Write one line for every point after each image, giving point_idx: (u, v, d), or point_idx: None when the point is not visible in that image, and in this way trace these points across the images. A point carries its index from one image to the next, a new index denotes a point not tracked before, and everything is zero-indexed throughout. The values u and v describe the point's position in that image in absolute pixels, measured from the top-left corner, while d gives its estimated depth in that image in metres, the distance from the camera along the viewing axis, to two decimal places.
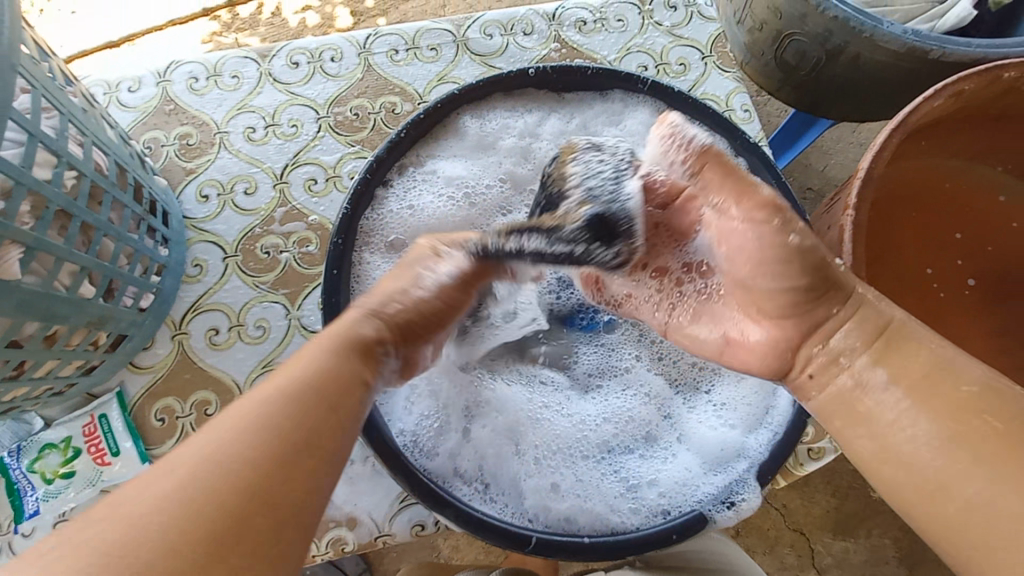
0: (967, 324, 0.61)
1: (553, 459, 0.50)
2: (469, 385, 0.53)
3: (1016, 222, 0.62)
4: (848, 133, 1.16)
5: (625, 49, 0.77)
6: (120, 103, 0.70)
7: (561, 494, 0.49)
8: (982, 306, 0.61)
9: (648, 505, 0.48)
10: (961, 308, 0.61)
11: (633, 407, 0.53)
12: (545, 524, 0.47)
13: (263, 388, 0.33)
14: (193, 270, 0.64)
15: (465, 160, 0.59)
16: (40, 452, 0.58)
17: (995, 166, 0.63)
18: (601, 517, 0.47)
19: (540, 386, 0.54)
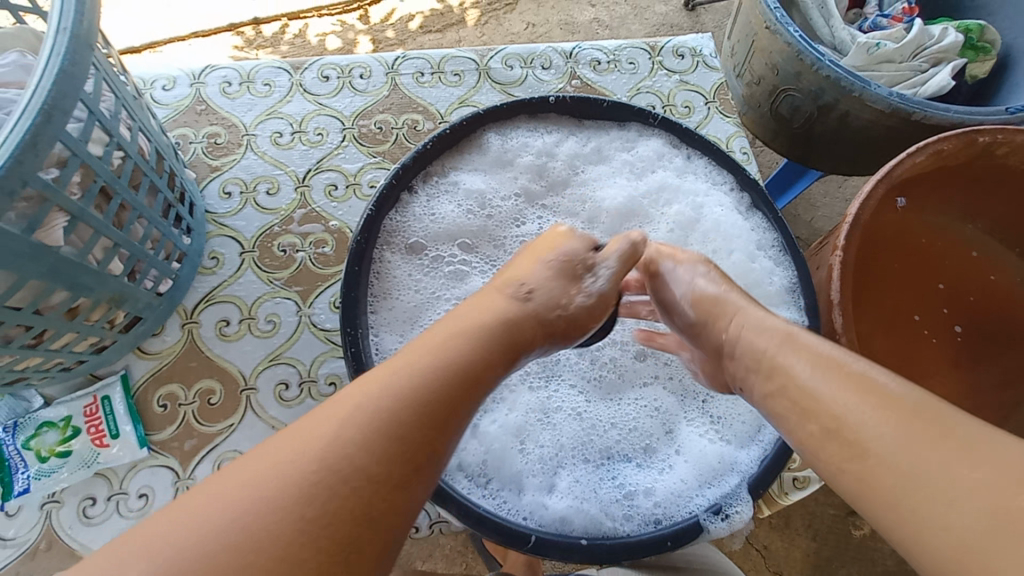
0: (957, 370, 0.64)
1: (556, 461, 0.52)
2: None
3: (993, 274, 0.67)
4: (834, 188, 1.23)
5: (635, 88, 0.82)
6: (154, 99, 0.73)
7: (559, 494, 0.50)
8: (960, 350, 0.65)
9: (642, 513, 0.49)
10: (950, 355, 0.65)
11: (639, 418, 0.55)
12: (540, 522, 0.48)
13: (405, 403, 0.32)
14: (210, 262, 0.66)
15: (485, 174, 0.63)
16: (38, 429, 0.57)
17: (971, 222, 0.68)
18: (597, 520, 0.48)
19: (565, 390, 0.56)
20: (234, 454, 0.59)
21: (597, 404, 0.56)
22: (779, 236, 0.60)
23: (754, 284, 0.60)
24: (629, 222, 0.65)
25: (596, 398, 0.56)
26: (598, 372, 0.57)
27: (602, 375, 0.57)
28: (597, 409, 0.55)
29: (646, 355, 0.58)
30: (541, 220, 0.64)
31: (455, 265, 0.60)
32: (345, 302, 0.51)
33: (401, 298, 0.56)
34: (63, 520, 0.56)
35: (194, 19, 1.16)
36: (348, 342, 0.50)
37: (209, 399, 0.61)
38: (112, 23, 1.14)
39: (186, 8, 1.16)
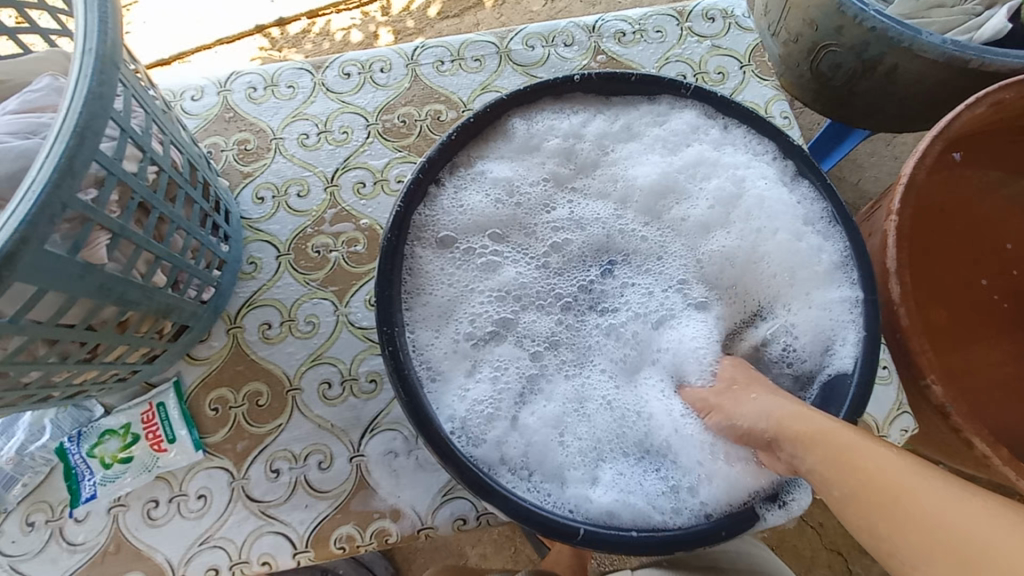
0: (994, 325, 0.66)
1: (593, 454, 0.52)
2: (519, 378, 0.55)
3: (1011, 222, 0.69)
4: (883, 147, 1.15)
5: (664, 58, 0.79)
6: (185, 110, 0.75)
7: (601, 486, 0.50)
8: (1004, 321, 0.66)
9: (690, 507, 0.49)
10: (985, 311, 0.67)
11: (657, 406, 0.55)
12: (586, 516, 0.48)
13: None
14: (248, 267, 0.67)
15: (512, 162, 0.62)
16: (101, 437, 0.61)
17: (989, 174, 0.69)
18: (645, 513, 0.48)
19: (600, 378, 0.56)
20: (285, 454, 0.61)
21: (630, 391, 0.56)
22: (830, 206, 0.56)
23: (802, 262, 0.57)
24: (664, 201, 0.62)
25: (621, 384, 0.56)
26: (624, 354, 0.57)
27: (626, 356, 0.57)
28: (625, 396, 0.55)
29: (666, 329, 0.58)
30: (571, 205, 0.62)
31: (487, 256, 0.59)
32: (379, 301, 0.51)
33: (435, 293, 0.56)
34: (129, 522, 0.59)
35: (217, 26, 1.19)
36: (384, 341, 0.50)
37: (257, 401, 0.63)
38: (145, 36, 1.19)
39: (210, 16, 1.20)
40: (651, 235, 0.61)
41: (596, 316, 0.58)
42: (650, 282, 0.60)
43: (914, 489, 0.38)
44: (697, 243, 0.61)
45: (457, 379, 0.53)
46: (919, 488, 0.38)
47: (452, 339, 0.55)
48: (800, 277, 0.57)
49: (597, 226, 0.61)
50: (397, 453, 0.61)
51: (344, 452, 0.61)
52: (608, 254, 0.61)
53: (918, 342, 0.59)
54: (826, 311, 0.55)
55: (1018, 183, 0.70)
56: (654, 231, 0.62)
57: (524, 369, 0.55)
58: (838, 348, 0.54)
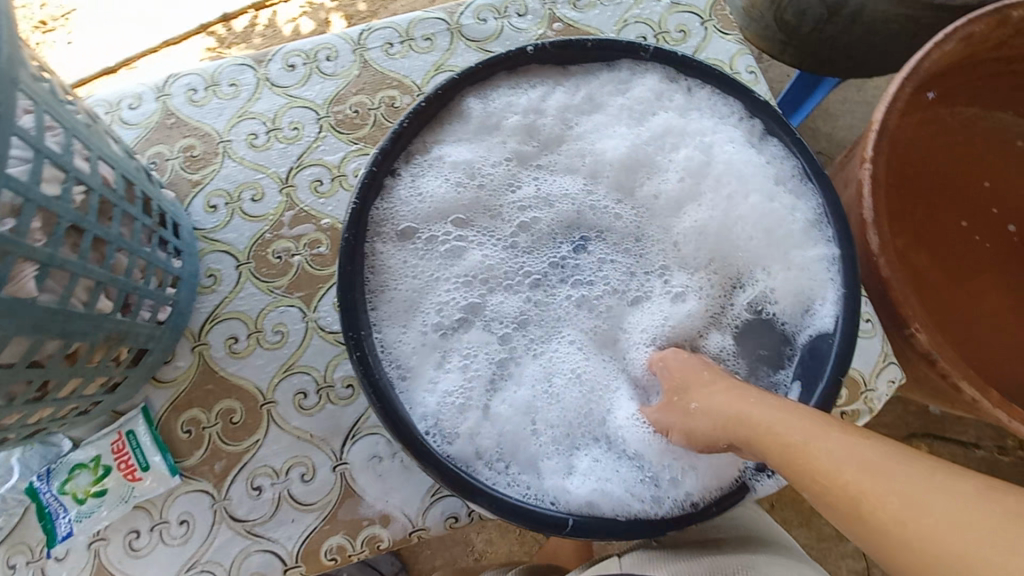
0: (978, 267, 0.65)
1: (568, 441, 0.51)
2: (490, 364, 0.53)
3: (987, 160, 0.68)
4: (855, 93, 1.13)
5: (622, 20, 0.75)
6: (123, 121, 0.70)
7: (576, 477, 0.48)
8: (985, 263, 0.65)
9: (669, 492, 0.48)
10: (968, 252, 0.65)
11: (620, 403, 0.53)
12: (566, 507, 0.47)
13: None
14: (207, 280, 0.64)
15: (471, 144, 0.58)
16: (70, 473, 0.58)
17: (963, 111, 0.68)
18: (624, 502, 0.47)
19: (573, 356, 0.54)
20: (266, 470, 0.59)
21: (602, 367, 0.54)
22: (801, 162, 0.55)
23: (778, 222, 0.55)
24: (636, 173, 0.59)
25: (592, 354, 0.55)
26: (594, 323, 0.55)
27: (596, 328, 0.55)
28: (597, 372, 0.54)
29: (636, 304, 0.56)
30: (537, 182, 0.59)
31: (451, 243, 0.56)
32: (341, 304, 0.49)
33: (400, 287, 0.54)
34: (112, 555, 0.57)
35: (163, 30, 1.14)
36: (349, 344, 0.48)
37: (231, 418, 0.60)
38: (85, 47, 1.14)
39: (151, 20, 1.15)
40: (623, 207, 0.59)
41: (567, 287, 0.57)
42: (628, 259, 0.58)
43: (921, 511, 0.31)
44: (672, 212, 0.58)
45: (428, 373, 0.51)
46: (913, 505, 0.31)
47: (420, 332, 0.53)
48: (777, 238, 0.55)
49: (562, 201, 0.59)
50: (381, 458, 0.60)
51: (327, 462, 0.59)
52: (580, 229, 0.59)
53: (902, 293, 0.58)
54: (805, 271, 0.53)
55: (987, 120, 0.69)
56: (628, 209, 0.59)
57: (494, 354, 0.53)
58: (817, 307, 0.53)
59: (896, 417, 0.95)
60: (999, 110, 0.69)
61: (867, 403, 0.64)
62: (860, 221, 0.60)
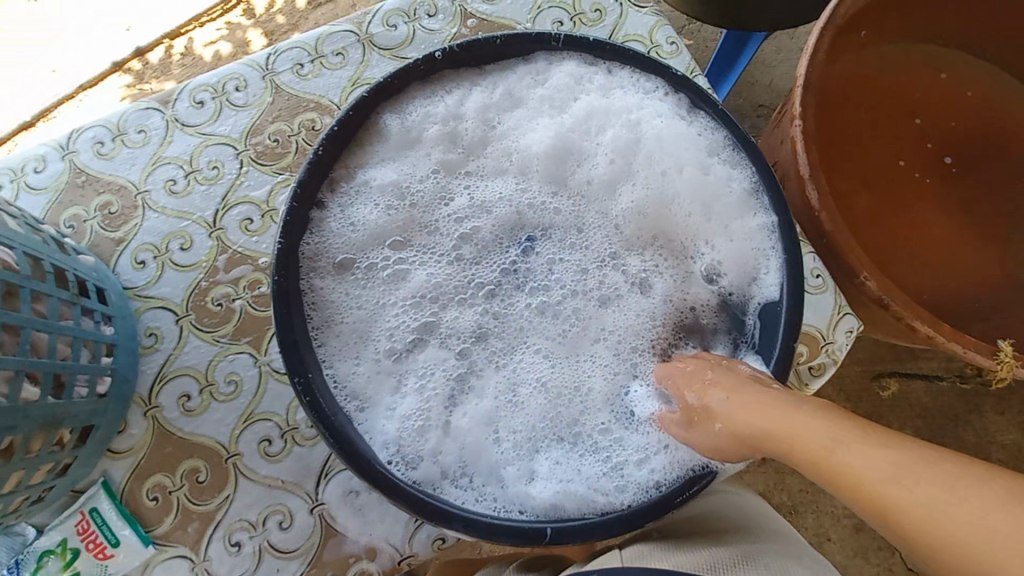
0: (918, 204, 0.66)
1: (529, 445, 0.50)
2: (447, 381, 0.52)
3: (915, 97, 0.69)
4: (786, 40, 1.13)
5: (537, 7, 0.73)
6: (29, 186, 0.66)
7: (539, 482, 0.48)
8: (925, 199, 0.67)
9: (633, 480, 0.48)
10: (907, 191, 0.67)
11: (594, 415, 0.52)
12: (534, 514, 0.46)
13: None
14: (148, 340, 0.62)
15: (395, 162, 0.57)
16: (38, 562, 0.56)
17: (886, 50, 0.68)
18: (587, 499, 0.47)
19: (534, 363, 0.53)
20: (242, 524, 0.58)
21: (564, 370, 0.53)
22: (729, 133, 0.54)
23: (714, 195, 0.55)
24: (567, 164, 0.59)
25: (561, 360, 0.53)
26: (555, 329, 0.54)
27: (566, 333, 0.54)
28: (560, 376, 0.53)
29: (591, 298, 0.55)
30: (469, 190, 0.58)
31: (392, 268, 0.55)
32: (284, 351, 0.47)
33: (346, 321, 0.52)
34: None
35: (82, 75, 1.10)
36: (299, 391, 0.46)
37: (196, 477, 0.59)
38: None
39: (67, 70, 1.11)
40: (561, 202, 0.58)
41: (525, 295, 0.55)
42: (575, 255, 0.57)
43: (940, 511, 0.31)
44: (610, 201, 0.57)
45: (387, 402, 0.51)
46: (938, 517, 0.31)
47: (374, 363, 0.52)
48: (715, 211, 0.55)
49: (497, 206, 0.58)
50: (358, 491, 0.59)
51: (303, 505, 0.58)
52: (524, 229, 0.57)
53: (848, 243, 0.58)
54: (747, 239, 0.54)
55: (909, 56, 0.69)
56: (564, 199, 0.58)
57: (452, 370, 0.53)
58: (763, 276, 0.53)
59: (867, 352, 0.98)
60: (921, 44, 0.69)
61: (830, 356, 0.63)
62: (799, 177, 0.60)
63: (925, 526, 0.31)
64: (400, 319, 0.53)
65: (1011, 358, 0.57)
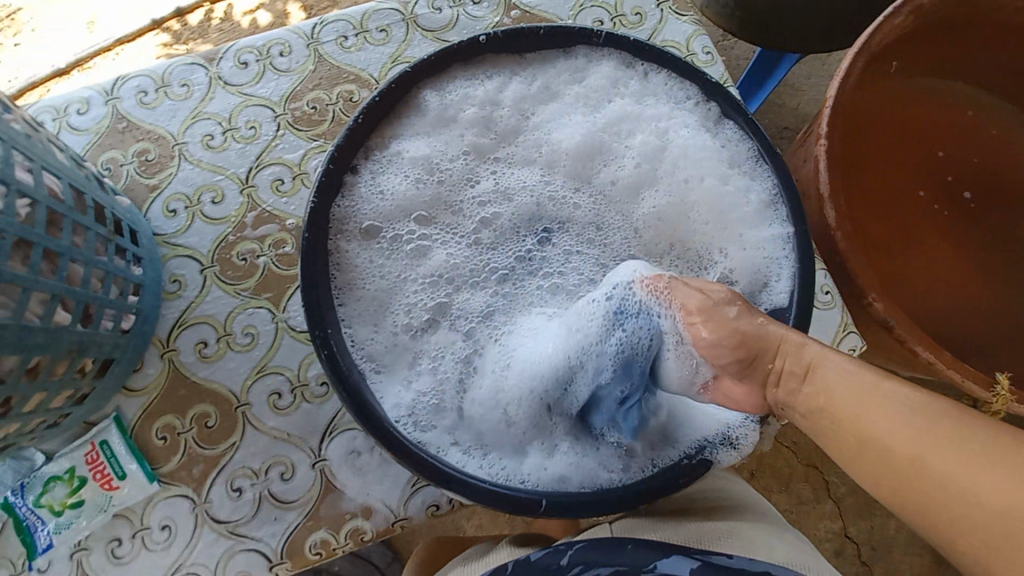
0: (933, 235, 0.68)
1: (542, 426, 0.52)
2: (456, 365, 0.54)
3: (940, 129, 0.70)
4: (816, 66, 1.15)
5: (579, 5, 0.75)
6: (71, 126, 0.68)
7: (556, 455, 0.51)
8: (941, 231, 0.68)
9: (638, 461, 0.50)
10: (923, 221, 0.68)
11: (593, 306, 0.52)
12: (536, 484, 0.48)
13: None
14: (172, 286, 0.64)
15: (429, 138, 0.58)
16: (46, 486, 0.58)
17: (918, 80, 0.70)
18: (593, 473, 0.49)
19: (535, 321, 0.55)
20: (245, 471, 0.60)
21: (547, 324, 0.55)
22: (755, 144, 0.56)
23: (737, 199, 0.56)
24: (593, 162, 0.60)
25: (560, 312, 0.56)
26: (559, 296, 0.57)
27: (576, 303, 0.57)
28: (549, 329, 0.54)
29: None
30: (495, 175, 0.60)
31: (415, 241, 0.57)
32: (307, 305, 0.49)
33: (367, 286, 0.54)
34: (94, 565, 0.57)
35: (122, 29, 1.12)
36: (319, 344, 0.48)
37: (205, 422, 0.61)
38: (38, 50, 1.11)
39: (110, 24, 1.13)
40: (582, 200, 0.60)
41: (538, 278, 0.57)
42: (592, 250, 0.58)
43: (972, 483, 0.35)
44: (631, 196, 0.59)
45: (400, 368, 0.53)
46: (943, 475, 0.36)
47: (391, 331, 0.53)
48: (734, 216, 0.56)
49: (520, 192, 0.59)
50: (360, 452, 0.61)
51: (306, 459, 0.60)
52: (542, 221, 0.59)
53: (858, 264, 0.60)
54: (762, 248, 0.55)
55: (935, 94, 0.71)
56: (585, 198, 0.60)
57: (459, 353, 0.54)
58: (774, 284, 0.55)
59: None
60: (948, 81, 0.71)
61: None
62: (819, 194, 0.62)
63: (953, 493, 0.35)
64: (418, 290, 0.55)
65: (1008, 393, 0.57)
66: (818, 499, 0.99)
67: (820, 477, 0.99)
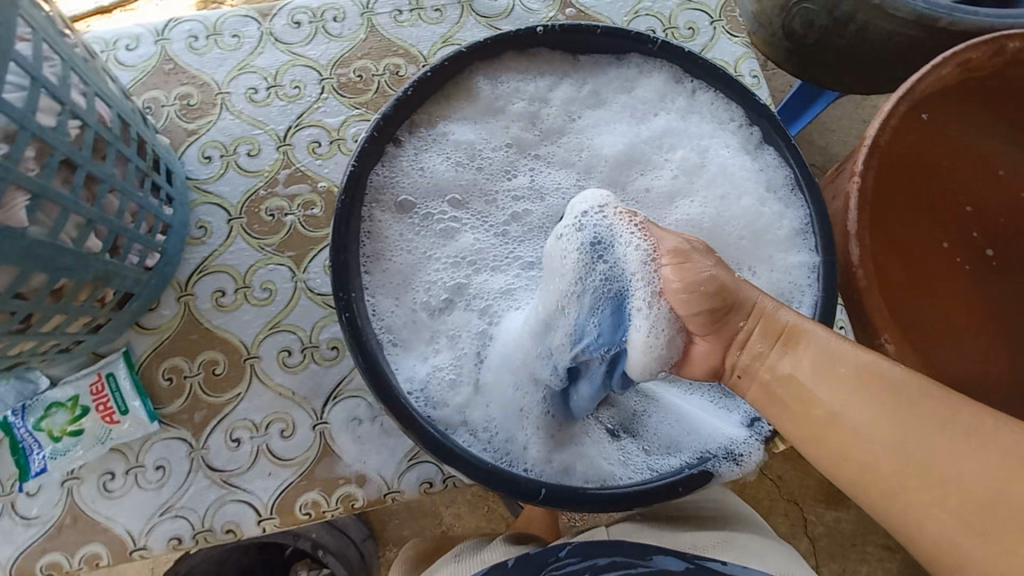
0: (950, 287, 0.69)
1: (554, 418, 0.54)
2: (473, 338, 0.54)
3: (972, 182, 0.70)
4: (851, 109, 1.15)
5: (634, 11, 0.76)
6: (118, 61, 0.69)
7: (559, 446, 0.52)
8: (959, 285, 0.69)
9: (637, 463, 0.51)
10: (942, 272, 0.69)
11: (565, 242, 0.46)
12: (537, 472, 0.50)
13: None
14: (198, 231, 0.64)
15: (475, 125, 0.59)
16: (47, 410, 0.58)
17: (963, 132, 0.70)
18: (596, 468, 0.50)
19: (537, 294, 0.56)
20: (246, 423, 0.60)
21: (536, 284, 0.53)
22: (792, 172, 0.57)
23: (769, 221, 0.56)
24: (628, 169, 0.60)
25: None
26: None
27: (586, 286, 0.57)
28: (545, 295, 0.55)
29: None
30: (533, 172, 0.60)
31: (445, 221, 0.57)
32: (334, 267, 0.49)
33: (395, 258, 0.54)
34: (84, 495, 0.58)
35: None
36: (341, 307, 0.48)
37: (213, 369, 0.61)
38: None
39: None
40: None
41: None
42: None
43: (953, 469, 0.35)
44: (664, 203, 0.60)
45: (417, 343, 0.53)
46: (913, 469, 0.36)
47: (410, 307, 0.54)
48: (764, 237, 0.56)
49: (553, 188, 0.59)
50: (361, 420, 0.61)
51: (307, 420, 0.61)
52: None
53: (874, 304, 0.61)
54: (787, 273, 0.56)
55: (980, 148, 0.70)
56: (617, 203, 0.60)
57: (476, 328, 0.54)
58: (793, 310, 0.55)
59: None
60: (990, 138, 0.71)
61: None
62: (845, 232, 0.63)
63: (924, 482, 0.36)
64: (442, 268, 0.55)
65: None
66: (795, 536, 0.96)
67: (799, 514, 0.96)
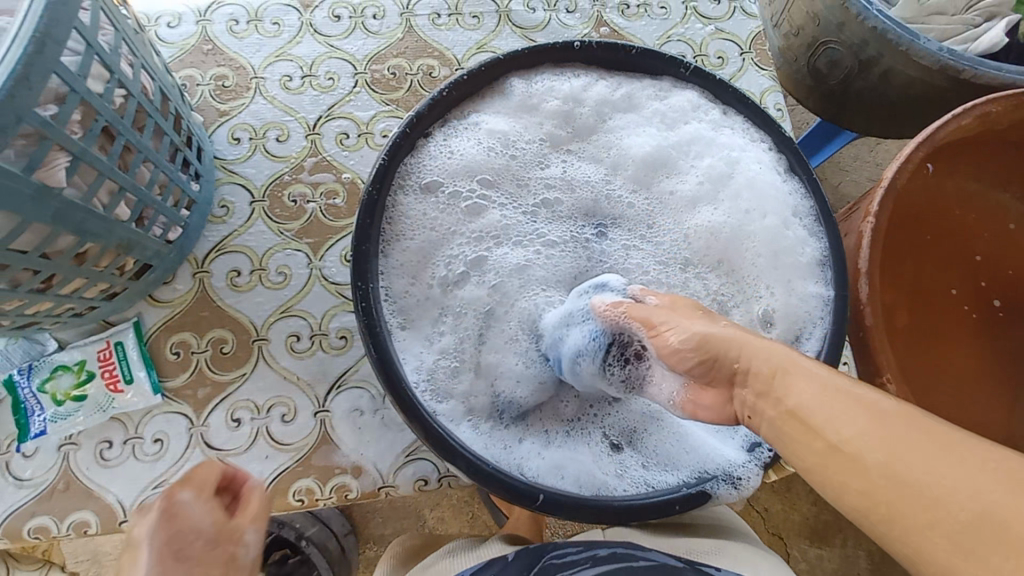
0: (957, 333, 0.69)
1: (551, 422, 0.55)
2: (476, 320, 0.55)
3: (985, 231, 0.71)
4: (866, 151, 1.17)
5: (666, 36, 0.78)
6: (159, 37, 0.70)
7: (551, 448, 0.53)
8: (965, 332, 0.69)
9: (632, 476, 0.51)
10: (950, 317, 0.69)
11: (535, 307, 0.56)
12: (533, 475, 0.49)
13: None
14: (220, 210, 0.65)
15: (508, 118, 0.59)
16: (52, 373, 0.58)
17: (977, 181, 0.71)
18: (591, 475, 0.50)
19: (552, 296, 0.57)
20: (248, 404, 0.60)
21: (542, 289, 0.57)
22: (815, 205, 0.57)
23: (785, 251, 0.57)
24: (656, 172, 0.62)
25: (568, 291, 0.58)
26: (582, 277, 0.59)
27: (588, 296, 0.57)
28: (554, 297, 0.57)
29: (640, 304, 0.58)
30: (564, 164, 0.62)
31: (473, 205, 0.57)
32: (355, 254, 0.50)
33: (416, 242, 0.55)
34: (80, 461, 0.57)
35: None
36: (358, 296, 0.49)
37: (221, 347, 0.61)
38: None
39: None
40: (637, 201, 0.62)
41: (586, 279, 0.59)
42: (647, 245, 0.60)
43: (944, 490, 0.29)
44: (681, 227, 0.60)
45: (425, 330, 0.54)
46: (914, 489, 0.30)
47: (426, 286, 0.55)
48: (778, 267, 0.57)
49: (584, 185, 0.61)
50: (362, 411, 0.61)
51: (310, 406, 0.61)
52: (597, 217, 0.61)
53: (880, 343, 0.61)
54: (800, 303, 0.56)
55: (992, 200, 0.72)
56: (641, 199, 0.62)
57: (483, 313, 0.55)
58: (804, 339, 0.56)
59: None
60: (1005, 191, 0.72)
61: None
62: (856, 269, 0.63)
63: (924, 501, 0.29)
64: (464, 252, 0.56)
65: None
66: None
67: (783, 549, 0.95)
